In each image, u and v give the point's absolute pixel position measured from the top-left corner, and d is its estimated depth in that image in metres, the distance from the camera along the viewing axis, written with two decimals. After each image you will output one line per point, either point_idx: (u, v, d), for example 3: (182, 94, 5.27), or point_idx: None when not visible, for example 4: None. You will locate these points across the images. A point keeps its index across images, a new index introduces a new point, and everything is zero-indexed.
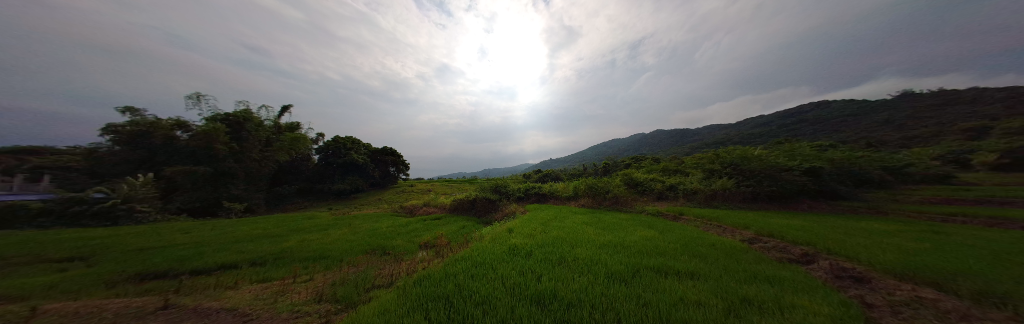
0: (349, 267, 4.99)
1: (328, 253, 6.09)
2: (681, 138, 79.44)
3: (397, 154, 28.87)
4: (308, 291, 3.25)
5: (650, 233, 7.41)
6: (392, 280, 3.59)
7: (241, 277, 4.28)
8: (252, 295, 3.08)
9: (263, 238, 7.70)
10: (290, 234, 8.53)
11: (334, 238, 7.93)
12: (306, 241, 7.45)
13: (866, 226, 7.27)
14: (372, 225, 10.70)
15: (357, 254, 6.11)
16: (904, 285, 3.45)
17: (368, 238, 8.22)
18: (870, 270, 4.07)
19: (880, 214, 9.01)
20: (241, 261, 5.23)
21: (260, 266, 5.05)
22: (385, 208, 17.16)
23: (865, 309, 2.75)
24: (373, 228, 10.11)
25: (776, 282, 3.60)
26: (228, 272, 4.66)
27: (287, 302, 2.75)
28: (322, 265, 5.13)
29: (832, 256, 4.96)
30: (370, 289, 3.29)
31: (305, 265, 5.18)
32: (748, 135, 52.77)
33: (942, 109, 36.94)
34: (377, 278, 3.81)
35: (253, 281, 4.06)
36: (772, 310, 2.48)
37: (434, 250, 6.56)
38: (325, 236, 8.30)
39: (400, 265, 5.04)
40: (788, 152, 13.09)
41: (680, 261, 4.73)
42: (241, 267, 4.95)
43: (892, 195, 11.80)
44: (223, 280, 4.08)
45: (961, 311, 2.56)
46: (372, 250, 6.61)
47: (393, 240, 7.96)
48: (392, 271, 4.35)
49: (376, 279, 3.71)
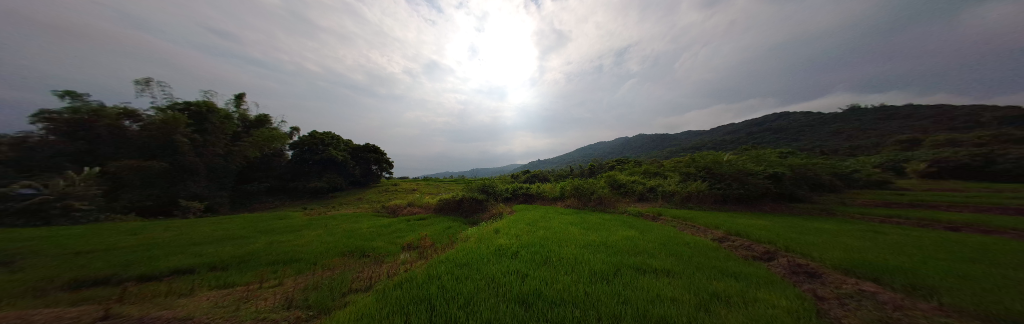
0: (326, 270, 4.75)
1: (302, 255, 5.74)
2: (661, 142, 83.37)
3: (380, 152, 27.97)
4: (276, 297, 3.04)
5: (631, 233, 7.70)
6: (371, 284, 3.45)
7: (198, 282, 3.90)
8: (211, 303, 2.82)
9: (225, 240, 7.05)
10: (257, 235, 7.92)
11: (308, 240, 7.48)
12: (275, 243, 6.97)
13: (820, 226, 8.07)
14: (351, 226, 10.20)
15: (334, 256, 5.82)
16: (849, 279, 3.89)
17: (346, 239, 7.85)
18: (821, 266, 4.55)
19: (831, 216, 10.04)
20: (199, 265, 4.78)
21: (222, 271, 4.65)
22: (365, 208, 16.30)
23: (817, 301, 3.07)
24: (352, 229, 9.65)
25: (743, 278, 3.91)
26: (184, 277, 4.24)
27: (252, 309, 2.55)
28: (297, 269, 4.84)
29: (789, 254, 5.47)
30: (346, 293, 3.14)
31: (277, 268, 4.86)
32: (721, 141, 56.51)
33: (884, 122, 41.73)
34: (354, 281, 3.65)
35: (213, 287, 3.73)
36: (740, 304, 2.68)
37: (417, 252, 6.39)
38: (298, 238, 7.80)
39: (381, 267, 4.88)
40: (755, 158, 14.23)
41: (658, 260, 4.96)
42: (200, 272, 4.53)
43: (841, 198, 13.19)
44: (177, 286, 3.71)
45: (896, 302, 2.94)
46: (351, 252, 6.33)
47: (373, 241, 7.66)
48: (371, 273, 4.18)
49: (353, 283, 3.54)
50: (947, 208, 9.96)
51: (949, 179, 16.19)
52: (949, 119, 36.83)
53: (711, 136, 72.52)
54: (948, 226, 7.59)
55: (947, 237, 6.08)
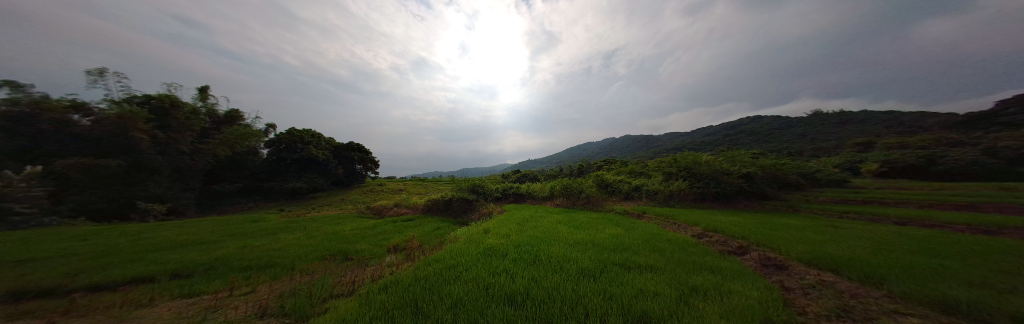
0: (305, 275, 4.54)
1: (280, 260, 5.44)
2: (645, 143, 86.51)
3: (364, 151, 27.15)
4: (250, 305, 2.87)
5: (617, 231, 7.96)
6: (353, 288, 3.36)
7: (160, 291, 3.60)
8: (174, 314, 2.62)
9: (191, 245, 6.54)
10: (228, 240, 7.42)
11: (285, 244, 7.10)
12: (249, 248, 6.55)
13: (787, 221, 8.75)
14: (333, 228, 9.80)
15: (314, 261, 5.56)
16: (812, 270, 4.26)
17: (328, 242, 7.53)
18: (788, 259, 4.95)
19: (797, 212, 10.92)
20: (161, 273, 4.41)
21: (188, 278, 4.32)
22: (348, 209, 15.62)
23: (785, 292, 3.34)
24: (334, 231, 9.26)
25: (719, 271, 4.17)
26: (143, 286, 3.90)
27: (220, 319, 2.40)
28: (273, 274, 4.58)
29: (760, 248, 5.90)
30: (327, 299, 3.03)
31: (251, 274, 4.59)
32: (700, 143, 59.47)
33: (842, 127, 45.69)
34: (336, 286, 3.52)
35: (178, 297, 3.46)
36: (717, 297, 2.88)
37: (404, 254, 6.27)
38: (275, 242, 7.39)
39: (366, 271, 4.73)
40: (731, 159, 15.16)
41: (642, 256, 5.18)
42: (162, 280, 4.18)
43: (806, 196, 14.35)
44: (135, 297, 3.41)
45: (852, 291, 3.27)
46: (334, 256, 6.08)
47: (357, 244, 7.41)
48: (354, 278, 4.05)
49: (334, 288, 3.43)
50: (895, 205, 11.11)
51: (897, 178, 18.01)
52: (896, 124, 40.92)
53: (691, 138, 76.12)
54: (897, 221, 8.47)
55: (893, 231, 6.81)
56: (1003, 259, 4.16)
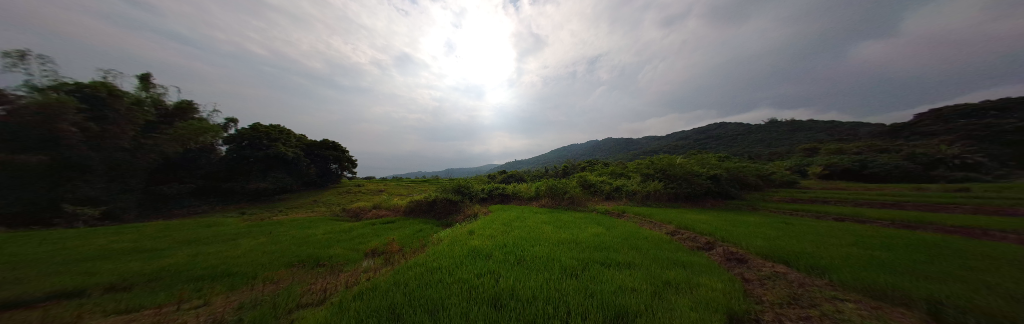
0: (268, 284, 4.18)
1: (240, 269, 4.97)
2: (625, 146, 90.63)
3: (340, 149, 25.89)
4: (205, 319, 2.61)
5: (599, 230, 8.29)
6: (325, 297, 3.16)
7: (90, 308, 3.14)
8: None
9: (129, 254, 5.75)
10: (176, 247, 6.61)
11: (248, 250, 6.51)
12: (204, 255, 5.92)
13: (748, 218, 9.68)
14: (304, 232, 9.14)
15: (280, 268, 5.15)
16: (767, 263, 4.76)
17: (298, 247, 7.03)
18: (747, 253, 5.48)
19: (756, 210, 12.10)
20: (91, 287, 3.84)
21: (124, 291, 3.80)
22: (322, 212, 14.59)
23: (745, 283, 3.72)
24: (305, 235, 8.65)
25: (689, 266, 4.52)
26: (64, 303, 3.37)
27: None
28: (232, 284, 4.18)
29: (725, 243, 6.47)
30: (294, 309, 2.83)
31: (205, 284, 4.14)
32: (674, 146, 63.47)
33: (793, 134, 51.23)
34: (305, 295, 3.31)
35: (112, 313, 3.04)
36: (687, 290, 3.15)
37: (382, 258, 6.02)
38: (235, 248, 6.74)
39: (340, 277, 4.48)
40: (701, 161, 16.41)
41: (621, 253, 5.45)
42: (91, 294, 3.64)
43: (763, 195, 15.93)
44: (57, 315, 2.94)
45: (800, 281, 3.72)
46: (304, 262, 5.67)
47: (331, 248, 6.99)
48: (325, 285, 3.82)
49: (303, 297, 3.21)
50: (835, 203, 12.71)
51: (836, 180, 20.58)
52: (836, 133, 46.71)
53: (666, 141, 80.96)
54: (835, 217, 9.73)
55: (832, 226, 7.83)
56: (911, 250, 4.98)
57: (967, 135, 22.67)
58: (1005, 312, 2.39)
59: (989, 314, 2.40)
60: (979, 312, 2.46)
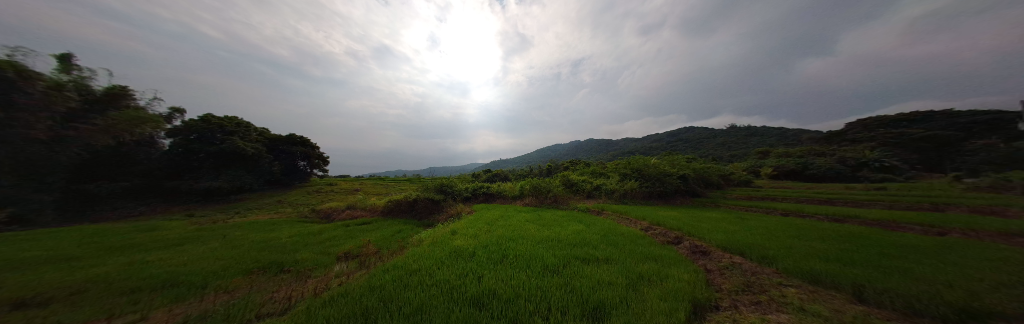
0: (222, 294, 3.77)
1: (187, 278, 4.42)
2: (604, 147, 94.54)
3: (308, 145, 24.34)
4: None
5: (579, 227, 8.61)
6: (290, 305, 2.93)
7: None
8: None
9: (38, 263, 4.84)
10: (103, 254, 5.69)
11: (198, 257, 5.80)
12: (141, 263, 5.17)
13: (711, 214, 10.62)
14: (266, 235, 8.34)
15: (237, 276, 4.66)
16: (726, 254, 5.29)
17: (259, 252, 6.43)
18: (709, 245, 6.05)
19: (718, 206, 13.32)
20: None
21: (29, 308, 3.18)
22: (288, 213, 13.38)
23: (708, 273, 4.11)
24: (267, 239, 7.90)
25: (661, 259, 4.88)
26: None
27: None
28: (176, 294, 3.70)
29: (690, 237, 7.08)
30: (254, 320, 2.58)
31: (142, 295, 3.63)
32: (649, 148, 67.52)
33: (749, 139, 56.98)
34: (266, 304, 3.04)
35: None
36: (658, 282, 3.42)
37: (357, 261, 5.72)
38: (181, 254, 5.98)
39: (308, 284, 4.17)
40: (671, 162, 17.69)
41: (599, 249, 5.73)
42: None
43: (724, 193, 17.60)
44: None
45: (754, 270, 4.19)
46: (265, 268, 5.19)
47: (299, 252, 6.49)
48: (291, 292, 3.54)
49: (265, 306, 2.95)
50: (784, 200, 14.37)
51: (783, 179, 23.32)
52: (784, 138, 52.77)
53: (641, 143, 85.81)
54: (783, 212, 11.03)
55: (779, 220, 8.87)
56: (838, 241, 5.85)
57: (883, 143, 26.81)
58: (906, 293, 2.91)
59: (896, 295, 2.90)
60: (889, 294, 2.96)
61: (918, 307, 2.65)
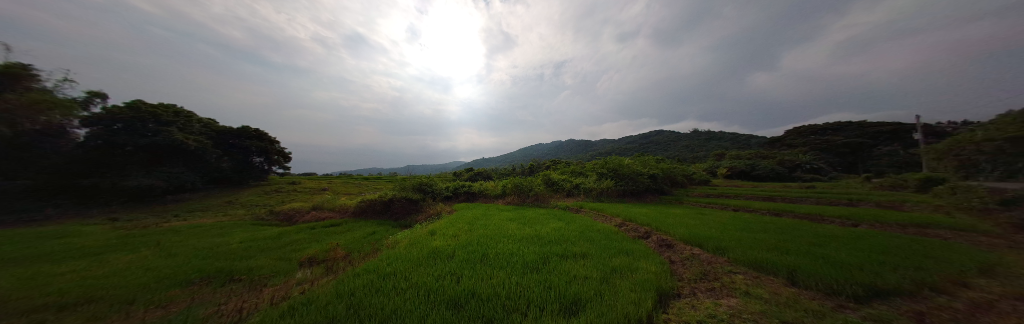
0: (152, 310, 3.24)
1: (105, 292, 3.73)
2: (582, 147, 98.16)
3: (265, 139, 21.97)
4: None
5: (559, 225, 8.87)
6: (240, 318, 2.62)
7: None
8: None
9: None
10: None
11: (119, 267, 4.92)
12: (37, 276, 4.25)
13: (676, 210, 11.59)
14: (211, 241, 7.35)
15: (173, 288, 4.04)
16: (688, 246, 5.83)
17: (202, 259, 5.63)
18: (674, 239, 6.61)
19: (682, 203, 14.59)
20: None
21: None
22: (240, 216, 11.84)
23: (673, 264, 4.50)
24: (213, 244, 6.98)
25: (632, 253, 5.23)
26: None
27: None
28: (90, 311, 3.10)
29: (657, 232, 7.66)
30: None
31: (41, 315, 2.99)
32: (623, 149, 71.52)
33: (709, 142, 63.02)
34: (211, 318, 2.68)
35: None
36: (629, 274, 3.66)
37: (323, 266, 5.28)
38: (96, 265, 5.02)
39: (264, 293, 3.75)
40: (643, 163, 18.97)
41: (577, 245, 5.95)
42: None
43: (687, 190, 19.30)
44: None
45: (710, 259, 4.69)
46: (210, 278, 4.56)
47: (252, 259, 5.81)
48: (243, 304, 3.16)
49: (208, 321, 2.60)
50: (737, 197, 16.16)
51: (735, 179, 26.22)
52: (737, 143, 59.16)
53: (616, 144, 90.61)
54: (735, 208, 12.41)
55: (731, 215, 9.98)
56: (776, 232, 6.76)
57: (813, 148, 31.32)
58: (825, 276, 3.46)
59: (819, 279, 3.44)
60: (813, 278, 3.50)
61: (833, 287, 3.17)
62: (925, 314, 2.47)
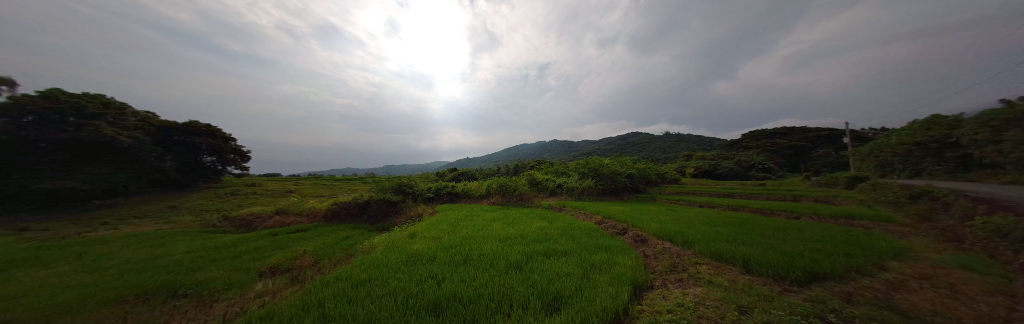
0: None
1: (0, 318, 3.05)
2: (563, 147, 100.68)
3: (217, 135, 19.63)
4: None
5: (542, 223, 9.01)
6: None
7: None
8: None
9: None
10: None
11: (22, 286, 4.08)
12: None
13: (650, 207, 12.34)
14: (148, 252, 6.39)
15: (97, 309, 3.43)
16: (660, 241, 6.24)
17: (138, 273, 4.87)
18: (647, 234, 7.04)
19: (655, 200, 15.59)
20: None
21: None
22: (186, 223, 10.43)
23: (647, 258, 4.79)
24: (150, 256, 6.06)
25: (610, 248, 5.47)
26: None
27: None
28: None
29: (633, 228, 8.08)
30: None
31: None
32: (602, 149, 74.58)
33: (678, 144, 67.97)
34: None
35: None
36: (607, 269, 3.83)
37: (288, 276, 4.82)
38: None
39: (214, 310, 3.32)
40: (621, 163, 19.93)
41: (559, 243, 6.10)
42: None
43: (660, 188, 20.66)
44: None
45: (679, 252, 5.07)
46: (147, 295, 3.95)
47: (203, 271, 5.15)
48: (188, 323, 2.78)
49: None
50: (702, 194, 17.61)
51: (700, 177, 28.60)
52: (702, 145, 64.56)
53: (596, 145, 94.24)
54: (701, 204, 13.51)
55: (698, 211, 10.85)
56: (734, 226, 7.48)
57: (764, 150, 35.17)
58: (773, 264, 3.90)
59: (768, 266, 3.87)
60: (764, 266, 3.92)
61: (781, 274, 3.58)
62: (853, 293, 2.88)
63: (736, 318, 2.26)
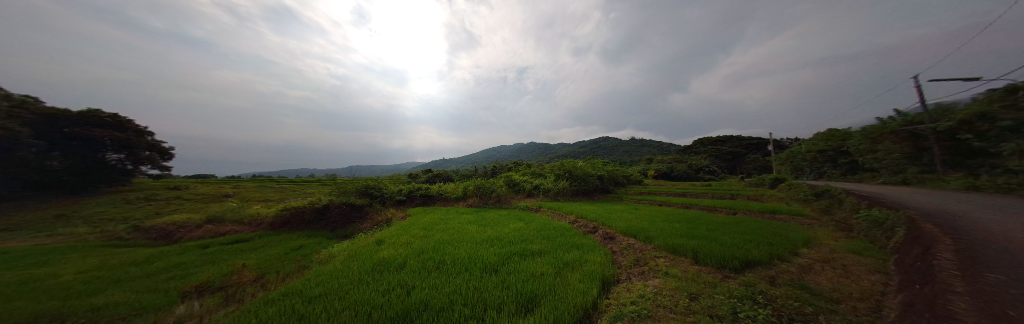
0: None
1: None
2: (538, 150, 103.24)
3: (128, 127, 16.10)
4: None
5: (518, 225, 9.04)
6: None
7: None
8: None
9: None
10: None
11: None
12: None
13: (617, 207, 13.23)
14: (14, 273, 4.94)
15: None
16: (625, 238, 6.71)
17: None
18: (615, 231, 7.53)
19: (622, 200, 16.78)
20: None
21: None
22: (78, 235, 8.33)
23: (614, 255, 5.10)
24: (19, 278, 4.70)
25: (582, 247, 5.72)
26: None
27: None
28: None
29: (603, 226, 8.56)
30: None
31: None
32: (575, 152, 78.13)
33: (641, 148, 74.22)
34: None
35: None
36: (578, 267, 3.99)
37: (222, 294, 4.12)
38: None
39: None
40: (593, 165, 21.04)
41: (533, 244, 6.19)
42: None
43: (626, 188, 22.31)
44: None
45: (642, 248, 5.49)
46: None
47: (103, 294, 4.15)
48: None
49: None
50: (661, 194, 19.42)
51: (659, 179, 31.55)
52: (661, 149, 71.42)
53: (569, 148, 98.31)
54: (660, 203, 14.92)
55: (658, 209, 11.92)
56: (688, 222, 8.36)
57: (711, 155, 40.15)
58: (717, 255, 4.44)
59: (712, 257, 4.39)
60: (710, 256, 4.44)
61: (723, 263, 4.10)
62: (775, 276, 3.42)
63: (687, 304, 2.53)
